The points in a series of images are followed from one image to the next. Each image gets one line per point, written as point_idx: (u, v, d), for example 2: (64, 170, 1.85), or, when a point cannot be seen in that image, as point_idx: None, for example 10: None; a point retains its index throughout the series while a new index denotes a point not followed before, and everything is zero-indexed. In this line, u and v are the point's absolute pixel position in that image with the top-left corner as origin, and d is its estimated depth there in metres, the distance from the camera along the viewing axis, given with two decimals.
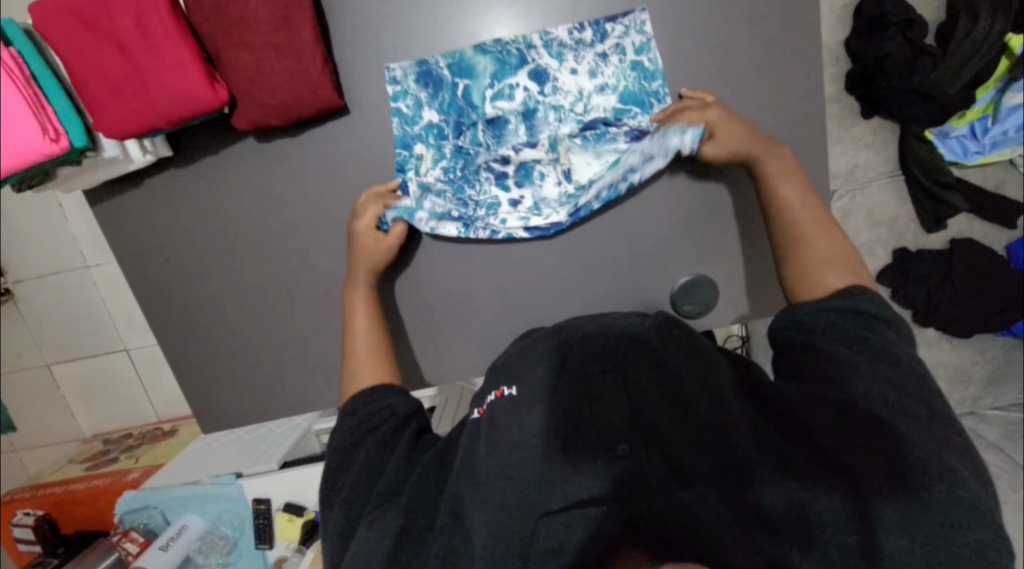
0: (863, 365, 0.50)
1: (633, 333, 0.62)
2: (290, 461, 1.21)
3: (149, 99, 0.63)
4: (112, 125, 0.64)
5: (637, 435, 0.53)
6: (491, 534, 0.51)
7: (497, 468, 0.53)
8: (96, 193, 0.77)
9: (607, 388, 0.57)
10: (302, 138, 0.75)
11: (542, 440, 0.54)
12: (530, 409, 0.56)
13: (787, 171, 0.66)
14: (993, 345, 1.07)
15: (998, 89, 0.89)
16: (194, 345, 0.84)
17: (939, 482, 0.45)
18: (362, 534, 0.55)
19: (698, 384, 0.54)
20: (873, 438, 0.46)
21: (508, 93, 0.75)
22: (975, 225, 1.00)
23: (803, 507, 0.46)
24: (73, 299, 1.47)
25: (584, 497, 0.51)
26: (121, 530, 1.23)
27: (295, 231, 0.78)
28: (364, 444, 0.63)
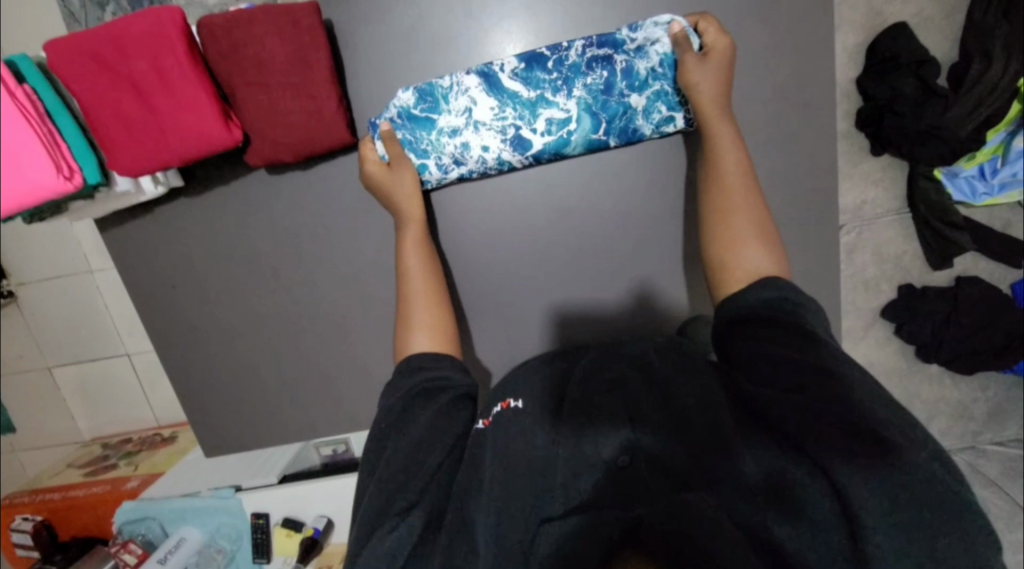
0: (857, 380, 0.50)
1: (636, 353, 0.64)
2: (289, 475, 1.19)
3: (164, 138, 0.64)
4: (128, 163, 0.65)
5: (632, 442, 0.55)
6: (493, 542, 0.51)
7: (498, 473, 0.56)
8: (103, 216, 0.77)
9: (610, 405, 0.58)
10: (312, 170, 0.75)
11: (545, 450, 0.57)
12: (534, 421, 0.60)
13: (732, 136, 0.68)
14: (994, 381, 1.07)
15: (1009, 132, 0.89)
16: (199, 367, 0.84)
17: (932, 487, 0.44)
18: (387, 530, 0.54)
19: (692, 394, 0.55)
20: (873, 443, 0.45)
21: (522, 106, 0.72)
22: (980, 264, 1.00)
23: (802, 515, 0.46)
24: (76, 302, 1.47)
25: (584, 500, 0.54)
26: (120, 540, 1.24)
27: (304, 258, 0.78)
28: (414, 410, 0.63)
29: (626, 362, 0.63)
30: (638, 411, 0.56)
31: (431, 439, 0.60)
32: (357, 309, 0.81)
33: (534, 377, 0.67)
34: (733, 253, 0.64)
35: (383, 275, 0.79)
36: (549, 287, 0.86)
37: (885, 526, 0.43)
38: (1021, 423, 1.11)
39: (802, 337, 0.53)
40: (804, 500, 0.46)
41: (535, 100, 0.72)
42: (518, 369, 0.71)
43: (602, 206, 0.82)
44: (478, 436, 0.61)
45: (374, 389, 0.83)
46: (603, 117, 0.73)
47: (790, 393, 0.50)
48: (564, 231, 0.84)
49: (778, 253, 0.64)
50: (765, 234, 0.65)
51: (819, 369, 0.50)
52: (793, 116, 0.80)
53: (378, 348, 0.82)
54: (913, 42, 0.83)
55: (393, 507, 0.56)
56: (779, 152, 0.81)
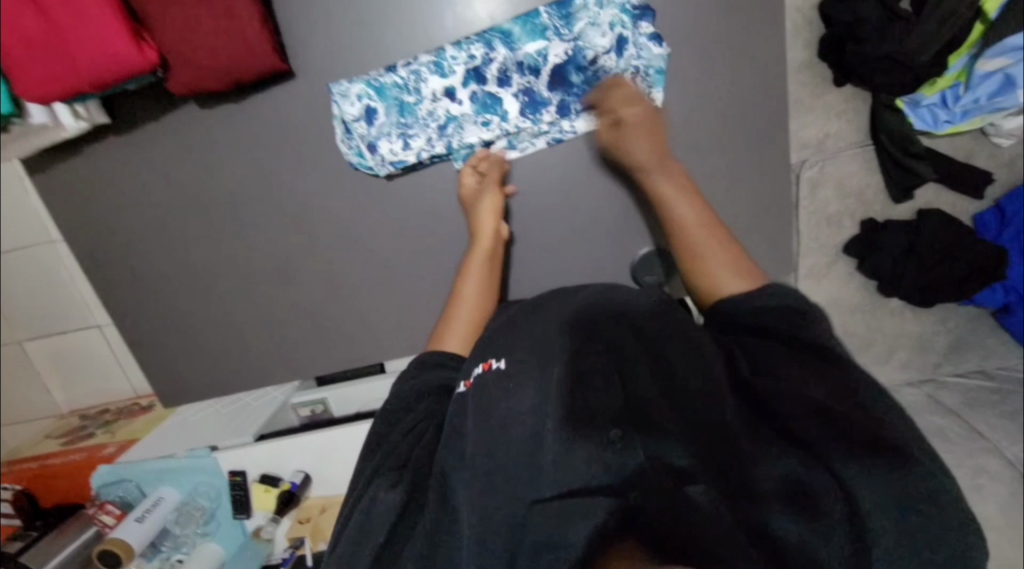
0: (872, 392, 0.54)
1: (638, 315, 0.57)
2: (266, 434, 1.21)
3: (71, 62, 0.63)
4: (36, 90, 0.64)
5: (627, 404, 0.52)
6: (478, 526, 0.50)
7: (482, 451, 0.52)
8: (41, 162, 0.75)
9: (600, 371, 0.53)
10: (249, 106, 0.73)
11: (532, 423, 0.53)
12: (522, 387, 0.54)
13: (669, 186, 0.69)
14: (954, 313, 1.09)
15: (970, 56, 0.88)
16: (152, 319, 0.83)
17: (924, 483, 0.49)
18: (370, 504, 0.55)
19: (699, 373, 0.54)
20: (879, 442, 0.50)
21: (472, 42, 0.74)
22: (942, 196, 1.00)
23: (800, 490, 0.50)
24: (40, 274, 1.43)
25: (584, 486, 0.49)
26: (97, 503, 1.24)
27: (249, 203, 0.76)
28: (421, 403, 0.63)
29: (625, 314, 0.58)
30: (637, 369, 0.53)
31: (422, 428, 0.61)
32: (306, 252, 0.79)
33: (536, 325, 0.60)
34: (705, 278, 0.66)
35: (329, 216, 0.77)
36: (514, 232, 0.82)
37: (882, 524, 0.48)
38: (982, 354, 1.13)
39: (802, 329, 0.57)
40: (807, 486, 0.50)
41: (481, 23, 0.73)
42: (496, 320, 0.67)
43: (539, 121, 0.76)
44: (460, 399, 0.58)
45: (338, 335, 0.84)
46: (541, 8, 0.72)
47: (806, 380, 0.53)
48: (514, 179, 0.79)
49: (754, 268, 0.65)
50: (744, 260, 0.65)
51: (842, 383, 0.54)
52: (751, 36, 0.74)
53: (333, 292, 0.81)
54: None
55: (380, 479, 0.57)
56: (742, 75, 0.76)
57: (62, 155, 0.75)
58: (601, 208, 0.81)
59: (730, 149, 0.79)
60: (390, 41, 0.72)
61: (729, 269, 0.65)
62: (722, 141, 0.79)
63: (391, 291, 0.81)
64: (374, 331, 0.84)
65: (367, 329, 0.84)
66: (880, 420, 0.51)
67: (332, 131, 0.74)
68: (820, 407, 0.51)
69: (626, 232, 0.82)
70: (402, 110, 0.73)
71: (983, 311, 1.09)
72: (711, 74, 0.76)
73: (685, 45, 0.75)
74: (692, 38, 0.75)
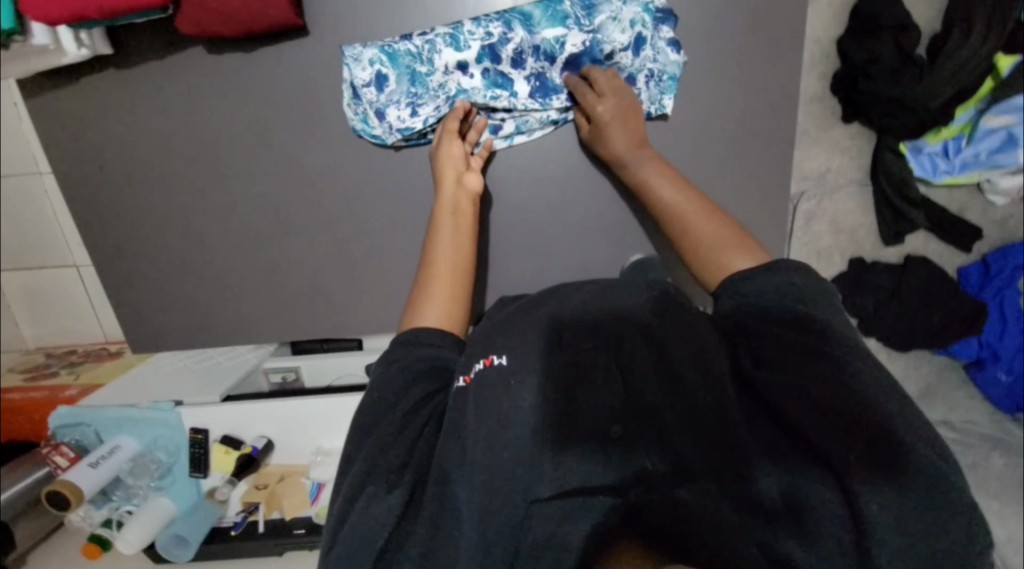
0: (874, 389, 0.53)
1: (633, 317, 0.61)
2: (233, 395, 1.19)
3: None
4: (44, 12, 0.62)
5: (624, 411, 0.56)
6: (482, 515, 0.54)
7: (484, 441, 0.56)
8: (32, 85, 0.73)
9: (601, 369, 0.59)
10: (258, 58, 0.71)
11: (535, 417, 0.57)
12: (522, 383, 0.58)
13: (653, 169, 0.73)
14: (928, 361, 1.11)
15: (978, 110, 0.90)
16: (130, 261, 0.81)
17: (924, 478, 0.48)
18: (365, 504, 0.55)
19: (696, 375, 0.56)
20: (877, 443, 0.50)
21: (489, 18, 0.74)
22: (931, 245, 1.02)
23: (797, 499, 0.51)
24: (22, 204, 1.39)
25: (583, 485, 0.54)
26: (52, 444, 1.21)
27: (245, 156, 0.75)
28: (411, 388, 0.62)
29: (628, 322, 0.60)
30: (635, 379, 0.57)
31: (416, 416, 0.60)
32: (297, 214, 0.78)
33: (531, 321, 0.62)
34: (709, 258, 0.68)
35: (325, 181, 0.77)
36: (510, 223, 0.82)
37: (893, 529, 0.47)
38: (948, 405, 1.15)
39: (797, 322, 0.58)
40: (804, 493, 0.51)
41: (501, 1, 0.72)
42: (494, 318, 0.67)
43: (548, 106, 0.75)
44: (458, 394, 0.58)
45: (319, 302, 0.83)
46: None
47: (803, 384, 0.53)
48: (517, 169, 0.80)
49: (758, 249, 0.67)
50: (747, 243, 0.68)
51: (840, 384, 0.53)
52: (769, 61, 0.75)
53: (319, 258, 0.80)
54: (894, 4, 0.82)
55: (378, 474, 0.56)
56: (754, 98, 0.77)
57: (57, 80, 0.73)
58: (598, 210, 0.81)
59: (732, 168, 0.80)
60: (410, 13, 0.72)
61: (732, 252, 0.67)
62: (726, 160, 0.79)
63: (378, 265, 0.81)
64: (355, 303, 0.83)
65: (349, 300, 0.83)
66: (891, 420, 0.51)
67: (340, 96, 0.73)
68: (825, 412, 0.51)
69: (619, 237, 0.82)
70: (413, 79, 0.72)
71: (956, 362, 1.11)
72: (722, 92, 0.77)
73: (703, 59, 0.75)
74: (710, 54, 0.75)
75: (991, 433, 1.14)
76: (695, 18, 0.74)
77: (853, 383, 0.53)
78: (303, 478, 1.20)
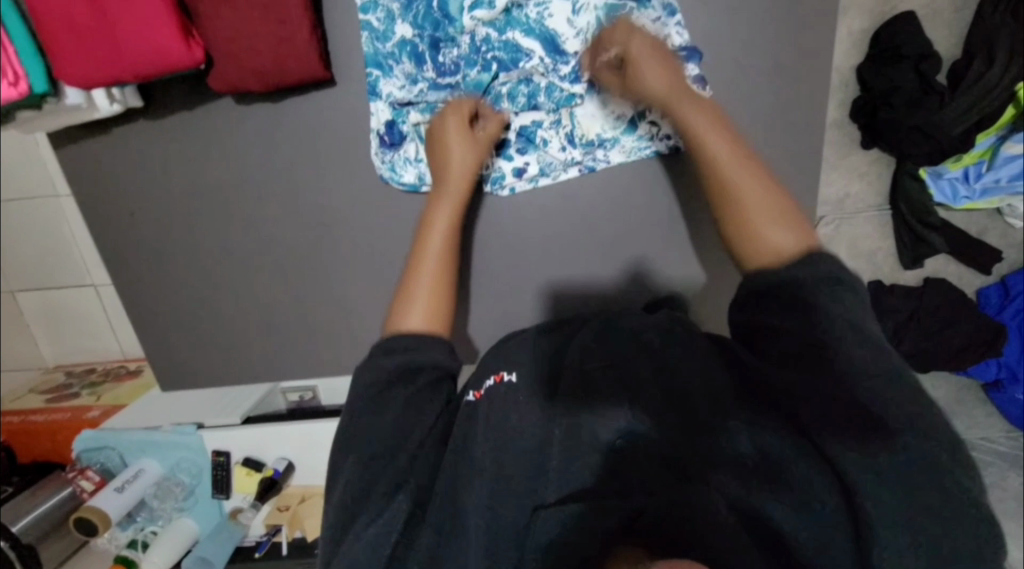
0: (870, 365, 0.46)
1: (637, 332, 0.62)
2: (253, 417, 1.19)
3: (117, 53, 0.62)
4: (78, 75, 0.64)
5: (626, 424, 0.56)
6: (484, 522, 0.52)
7: (488, 449, 0.55)
8: (77, 136, 0.77)
9: (604, 380, 0.58)
10: (283, 106, 0.74)
11: (541, 426, 0.57)
12: (529, 395, 0.59)
13: (709, 115, 0.61)
14: (946, 380, 1.11)
15: (999, 137, 0.90)
16: (165, 297, 0.84)
17: (928, 473, 0.43)
18: (367, 519, 0.53)
19: (696, 382, 0.56)
20: (879, 429, 0.44)
21: (508, 45, 0.70)
22: (950, 267, 1.02)
23: (805, 503, 0.48)
24: (41, 227, 1.41)
25: (581, 489, 0.54)
26: (77, 467, 1.23)
27: (272, 198, 0.78)
28: (393, 388, 0.59)
29: (630, 340, 0.61)
30: (636, 392, 0.57)
31: (416, 415, 0.58)
32: (322, 252, 0.80)
33: (529, 344, 0.65)
34: (741, 221, 0.56)
35: (349, 220, 0.78)
36: (529, 258, 0.84)
37: (894, 529, 0.43)
38: (966, 423, 1.15)
39: (797, 313, 0.49)
40: (811, 498, 0.47)
41: (516, 44, 0.70)
42: (501, 339, 0.69)
43: (572, 151, 0.77)
44: (469, 409, 0.59)
45: (344, 335, 0.85)
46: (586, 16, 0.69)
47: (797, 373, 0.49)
48: (536, 204, 0.81)
49: (804, 221, 0.55)
50: (788, 210, 0.55)
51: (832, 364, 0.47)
52: (790, 98, 0.76)
53: (345, 295, 0.82)
54: (916, 34, 0.81)
55: (383, 480, 0.55)
56: (776, 134, 0.77)
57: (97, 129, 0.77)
58: (618, 243, 0.82)
59: None
60: (427, 51, 0.71)
61: (773, 221, 0.55)
62: None
63: None
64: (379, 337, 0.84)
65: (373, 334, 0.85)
66: (895, 408, 0.44)
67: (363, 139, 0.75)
68: (818, 410, 0.47)
69: (640, 271, 0.83)
70: None
71: (973, 382, 1.11)
72: (744, 127, 0.77)
73: (724, 97, 0.76)
74: (733, 92, 0.76)
75: (1008, 451, 1.15)
76: (717, 56, 0.74)
77: (852, 365, 0.46)
78: (323, 499, 1.21)
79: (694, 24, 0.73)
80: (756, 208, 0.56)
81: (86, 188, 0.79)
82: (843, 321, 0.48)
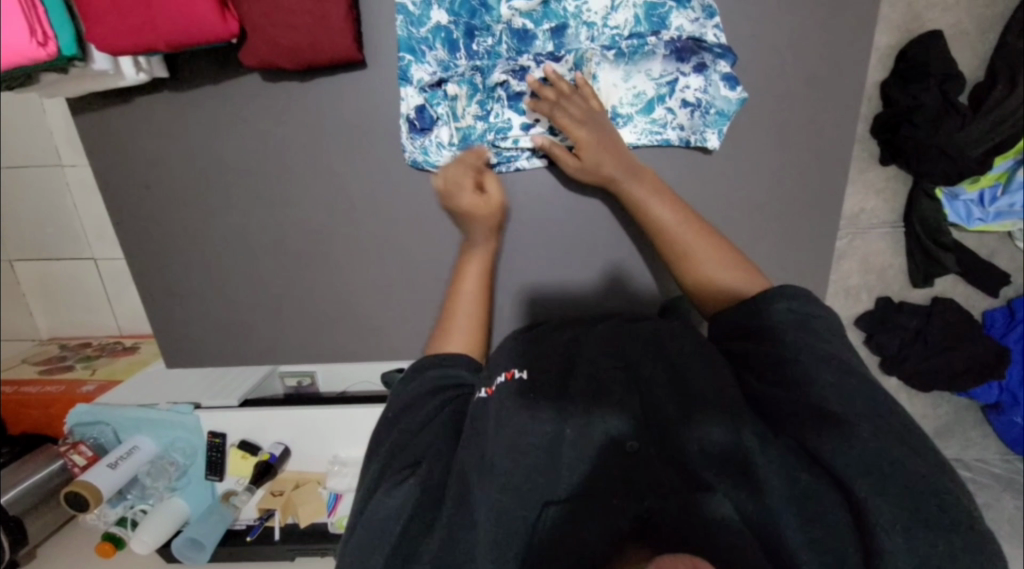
0: (866, 399, 0.50)
1: (650, 333, 0.61)
2: (250, 399, 1.18)
3: (150, 19, 0.61)
4: (108, 41, 0.62)
5: (636, 423, 0.55)
6: (494, 518, 0.51)
7: (503, 446, 0.54)
8: (97, 104, 0.75)
9: (618, 382, 0.57)
10: (310, 86, 0.73)
11: (553, 425, 0.54)
12: (541, 392, 0.56)
13: (654, 188, 0.69)
14: (947, 401, 1.12)
15: (1015, 161, 0.90)
16: (175, 272, 0.83)
17: (932, 502, 0.45)
18: (384, 495, 0.54)
19: (711, 389, 0.54)
20: (889, 461, 0.46)
21: (540, 37, 0.72)
22: (959, 288, 1.03)
23: (813, 515, 0.48)
24: (42, 196, 1.38)
25: (588, 490, 0.53)
26: (70, 441, 1.21)
27: (294, 180, 0.77)
28: (419, 403, 0.61)
29: (642, 341, 0.61)
30: (650, 393, 0.56)
31: (435, 427, 0.58)
32: (341, 237, 0.80)
33: (530, 345, 0.64)
34: (700, 279, 0.65)
35: (371, 204, 0.78)
36: (548, 250, 0.83)
37: (897, 534, 0.44)
38: (962, 443, 1.16)
39: (810, 355, 0.53)
40: (819, 512, 0.48)
41: (553, 36, 0.72)
42: (515, 338, 0.66)
43: None
44: (479, 404, 0.58)
45: (356, 323, 0.84)
46: (624, 14, 0.71)
47: (808, 404, 0.50)
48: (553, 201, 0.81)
49: (750, 269, 0.64)
50: (728, 252, 0.65)
51: (841, 403, 0.49)
52: (820, 109, 0.75)
53: (360, 282, 0.82)
54: (943, 53, 0.82)
55: (394, 469, 0.56)
56: (801, 144, 0.77)
57: (119, 99, 0.75)
58: (637, 245, 0.82)
59: (775, 210, 0.80)
60: (463, 38, 0.71)
61: (720, 271, 0.64)
62: (769, 204, 0.80)
63: (417, 288, 0.82)
64: (393, 325, 0.84)
65: (387, 323, 0.84)
66: (895, 442, 0.47)
67: (390, 126, 0.75)
68: (839, 431, 0.48)
69: (658, 274, 0.83)
70: (481, 103, 0.74)
71: (974, 403, 1.12)
72: (770, 136, 0.77)
73: (753, 104, 0.76)
74: (764, 98, 0.75)
75: (1002, 472, 1.16)
76: (750, 62, 0.74)
77: (849, 403, 0.49)
78: (320, 487, 1.20)
79: (730, 26, 0.73)
80: (706, 254, 0.65)
81: (104, 159, 0.78)
82: (841, 370, 0.51)
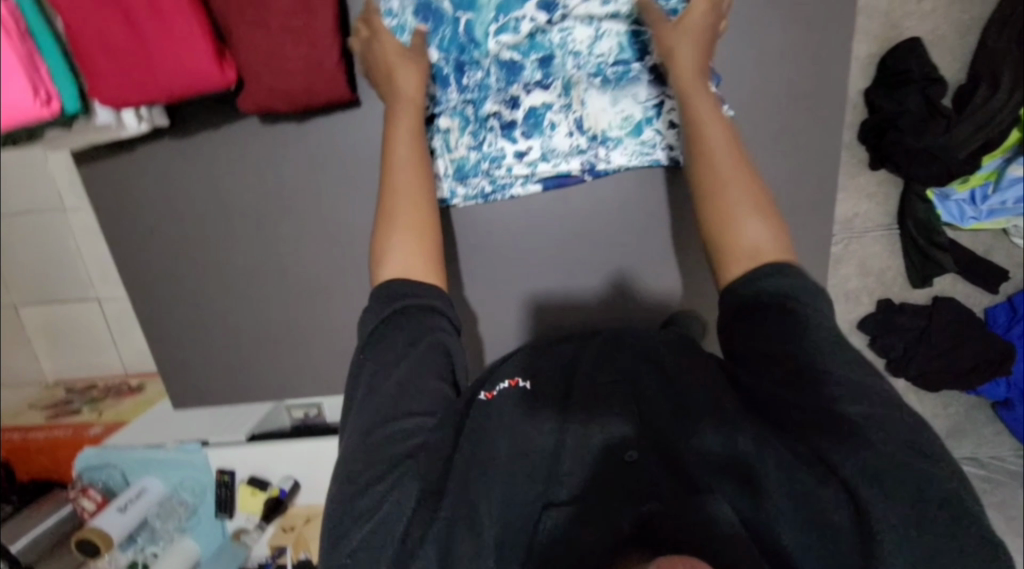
0: (875, 392, 0.47)
1: (647, 342, 0.61)
2: (257, 435, 1.16)
3: (152, 74, 0.63)
4: (112, 96, 0.64)
5: (634, 433, 0.56)
6: (501, 529, 0.52)
7: (506, 461, 0.54)
8: (100, 154, 0.77)
9: (619, 395, 0.57)
10: (306, 126, 0.75)
11: (553, 439, 0.56)
12: (541, 406, 0.57)
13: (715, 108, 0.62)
14: (956, 400, 1.11)
15: (1004, 159, 0.92)
16: (180, 313, 0.84)
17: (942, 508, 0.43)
18: (369, 505, 0.49)
19: (705, 393, 0.54)
20: (895, 459, 0.44)
21: (528, 69, 0.74)
22: (958, 286, 1.03)
23: (817, 516, 0.47)
24: (47, 241, 1.40)
25: (589, 494, 0.55)
26: (79, 486, 1.21)
27: (294, 216, 0.79)
28: (391, 335, 0.55)
29: (639, 358, 0.59)
30: (647, 405, 0.56)
31: (411, 383, 0.54)
32: (341, 270, 0.81)
33: (528, 361, 0.62)
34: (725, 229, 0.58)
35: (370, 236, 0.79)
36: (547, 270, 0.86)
37: (899, 539, 0.43)
38: (975, 442, 1.15)
39: (854, 367, 0.49)
40: (823, 512, 0.47)
41: (540, 69, 0.74)
42: (513, 355, 0.63)
43: (578, 138, 0.76)
44: (481, 408, 0.56)
45: None
46: (608, 43, 0.73)
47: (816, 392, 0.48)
48: (551, 221, 0.84)
49: (782, 225, 0.56)
50: (763, 202, 0.58)
51: (854, 396, 0.47)
52: (806, 121, 0.77)
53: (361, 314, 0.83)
54: (924, 59, 0.84)
55: (371, 475, 0.50)
56: (790, 156, 0.79)
57: (121, 148, 0.77)
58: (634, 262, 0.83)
59: None
60: (453, 72, 0.73)
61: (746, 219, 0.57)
62: None
63: None
64: None
65: None
66: (901, 441, 0.45)
67: None
68: (842, 431, 0.46)
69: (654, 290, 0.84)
70: (473, 132, 0.75)
71: (983, 401, 1.11)
72: (759, 149, 0.78)
73: (740, 119, 0.77)
74: (750, 113, 0.77)
75: (1017, 470, 1.15)
76: (734, 79, 0.76)
77: (855, 391, 0.47)
78: None
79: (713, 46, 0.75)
80: (729, 201, 0.58)
81: (108, 206, 0.79)
82: (853, 360, 0.49)
